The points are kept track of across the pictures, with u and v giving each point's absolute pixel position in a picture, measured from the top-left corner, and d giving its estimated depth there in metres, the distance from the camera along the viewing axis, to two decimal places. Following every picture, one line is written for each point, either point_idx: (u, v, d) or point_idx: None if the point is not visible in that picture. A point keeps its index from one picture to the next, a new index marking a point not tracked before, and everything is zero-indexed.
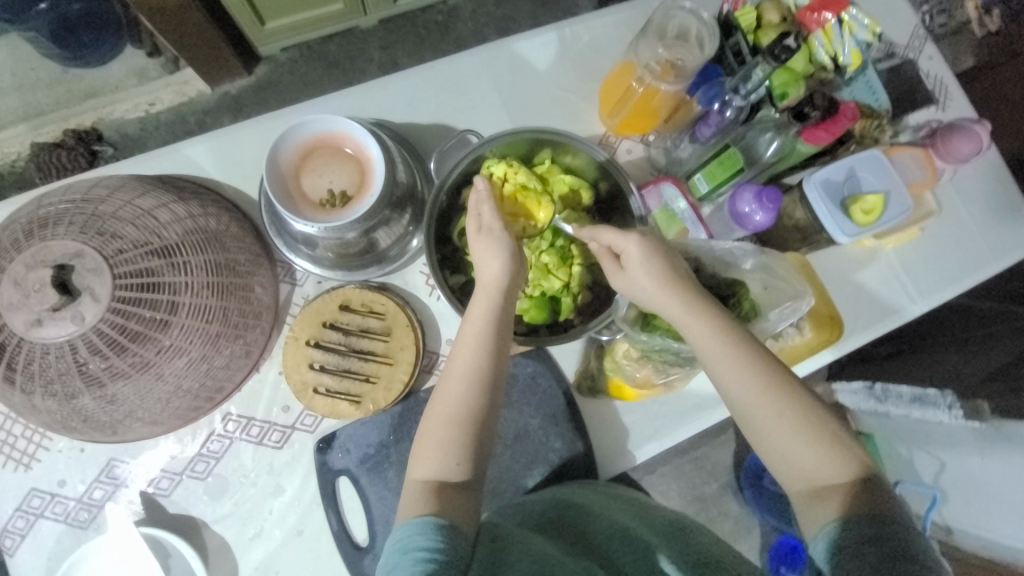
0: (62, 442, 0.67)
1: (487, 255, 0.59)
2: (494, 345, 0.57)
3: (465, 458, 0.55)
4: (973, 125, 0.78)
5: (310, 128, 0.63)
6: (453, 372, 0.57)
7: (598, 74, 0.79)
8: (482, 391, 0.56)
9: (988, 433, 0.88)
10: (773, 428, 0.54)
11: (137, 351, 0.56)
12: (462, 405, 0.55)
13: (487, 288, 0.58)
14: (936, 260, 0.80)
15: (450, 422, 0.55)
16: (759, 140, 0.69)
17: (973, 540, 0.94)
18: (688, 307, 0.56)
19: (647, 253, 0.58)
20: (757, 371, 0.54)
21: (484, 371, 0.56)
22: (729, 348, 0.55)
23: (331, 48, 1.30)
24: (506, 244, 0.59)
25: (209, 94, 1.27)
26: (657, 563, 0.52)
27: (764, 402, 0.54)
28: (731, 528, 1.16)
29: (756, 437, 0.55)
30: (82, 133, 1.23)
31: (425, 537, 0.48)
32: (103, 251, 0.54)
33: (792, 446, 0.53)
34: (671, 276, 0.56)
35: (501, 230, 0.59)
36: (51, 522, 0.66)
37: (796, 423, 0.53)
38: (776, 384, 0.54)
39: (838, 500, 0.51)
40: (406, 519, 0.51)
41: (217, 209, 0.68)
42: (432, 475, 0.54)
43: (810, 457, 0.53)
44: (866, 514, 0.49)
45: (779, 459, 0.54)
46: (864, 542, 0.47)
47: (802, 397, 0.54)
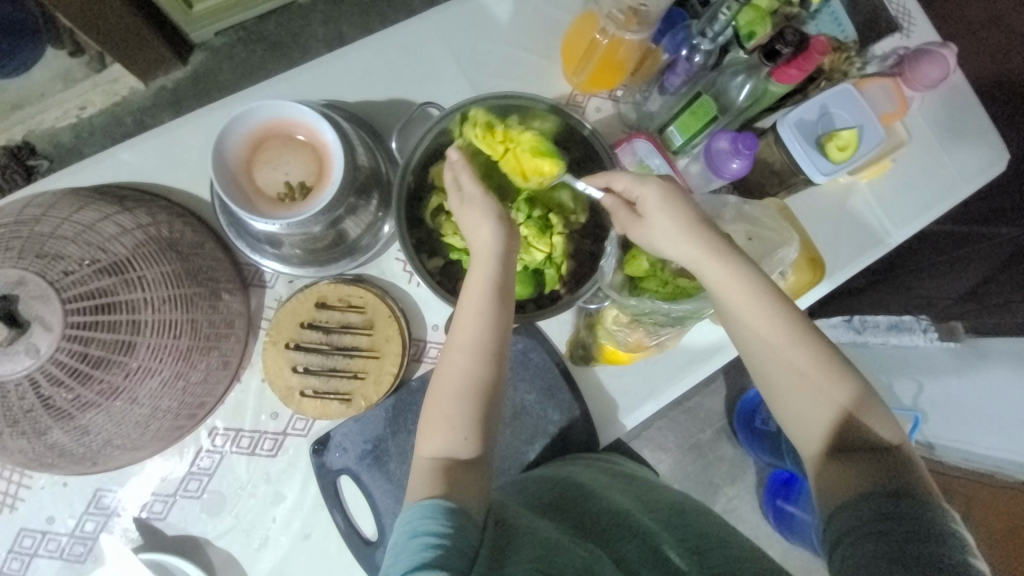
0: (43, 478, 0.63)
1: (476, 223, 0.57)
2: (495, 316, 0.55)
3: (473, 433, 0.54)
4: (939, 49, 0.76)
5: (256, 115, 0.58)
6: (456, 345, 0.56)
7: (557, 29, 0.75)
8: (487, 362, 0.55)
9: (961, 351, 0.97)
10: (792, 386, 0.54)
11: (103, 377, 0.52)
12: (468, 378, 0.54)
13: (485, 257, 0.56)
14: (909, 189, 0.81)
15: (455, 396, 0.54)
16: (731, 84, 0.67)
17: (951, 453, 1.01)
18: (714, 261, 0.54)
19: (660, 206, 0.55)
20: (778, 329, 0.54)
21: (487, 343, 0.55)
22: (750, 305, 0.54)
23: (270, 27, 1.21)
24: (492, 208, 0.57)
25: (144, 90, 1.17)
26: (661, 551, 0.50)
27: (781, 360, 0.54)
28: (729, 471, 1.20)
29: (773, 393, 0.55)
30: (11, 148, 1.13)
31: (434, 521, 0.46)
32: (47, 276, 0.50)
33: (807, 405, 0.54)
34: (693, 227, 0.55)
35: (485, 194, 0.57)
36: (45, 560, 0.63)
37: (814, 382, 0.53)
38: (798, 342, 0.54)
39: (850, 464, 0.51)
40: (414, 502, 0.50)
41: (168, 216, 0.63)
42: (440, 451, 0.53)
43: (824, 418, 0.53)
44: (880, 484, 0.49)
45: (799, 417, 0.54)
46: (881, 514, 0.47)
47: (826, 358, 0.54)
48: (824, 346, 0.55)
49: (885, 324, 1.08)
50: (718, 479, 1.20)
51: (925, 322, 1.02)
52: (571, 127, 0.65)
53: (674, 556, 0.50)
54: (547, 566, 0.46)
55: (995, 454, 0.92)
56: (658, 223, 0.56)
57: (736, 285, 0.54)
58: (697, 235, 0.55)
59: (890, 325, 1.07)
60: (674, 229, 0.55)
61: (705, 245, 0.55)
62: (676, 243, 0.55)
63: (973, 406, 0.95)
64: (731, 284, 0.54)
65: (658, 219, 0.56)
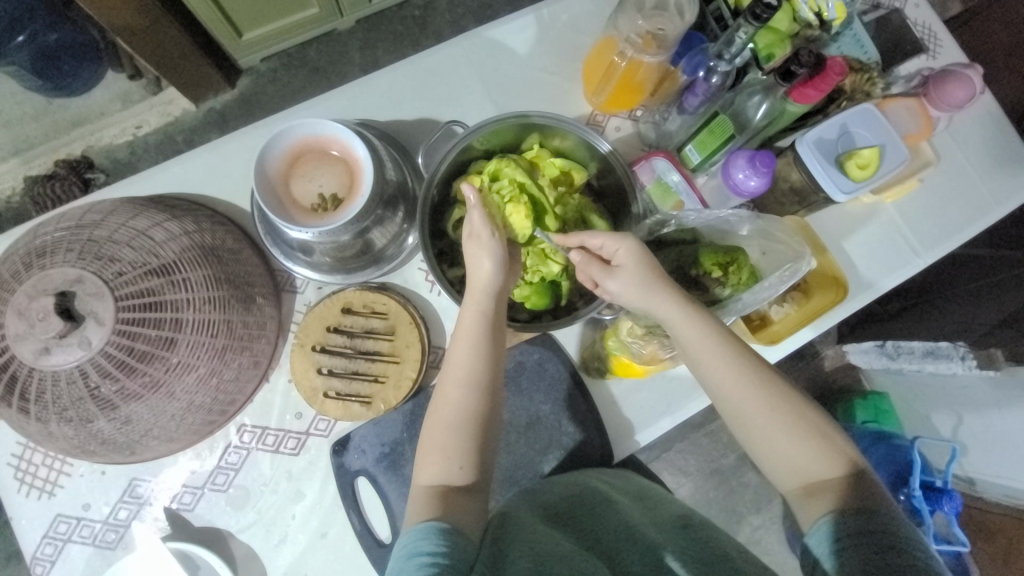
0: (83, 466, 0.68)
1: (476, 257, 0.59)
2: (489, 349, 0.57)
3: (468, 461, 0.54)
4: (965, 70, 0.75)
5: (295, 133, 0.63)
6: (450, 377, 0.57)
7: (579, 53, 0.78)
8: (485, 395, 0.56)
9: (1004, 381, 0.91)
10: (765, 427, 0.53)
11: (146, 370, 0.56)
12: (462, 410, 0.55)
13: (479, 291, 0.58)
14: (936, 211, 0.79)
15: (450, 427, 0.55)
16: (748, 104, 0.68)
17: (993, 489, 0.95)
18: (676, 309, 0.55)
19: (634, 254, 0.57)
20: (749, 372, 0.54)
21: (483, 373, 0.56)
22: (719, 349, 0.54)
23: (312, 53, 1.29)
24: (496, 247, 0.59)
25: (194, 111, 1.27)
26: (663, 561, 0.49)
27: (756, 402, 0.53)
28: (752, 498, 1.17)
29: (749, 436, 0.54)
30: (73, 162, 1.23)
31: (429, 541, 0.47)
32: (102, 275, 0.55)
33: (785, 444, 0.53)
34: (660, 279, 0.56)
35: (494, 234, 0.59)
36: (79, 545, 0.67)
37: (789, 421, 0.53)
38: (770, 383, 0.54)
39: (832, 497, 0.49)
40: (412, 525, 0.50)
41: (211, 224, 0.68)
42: (436, 479, 0.53)
43: (800, 455, 0.52)
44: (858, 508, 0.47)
45: (771, 454, 0.53)
46: (856, 532, 0.46)
47: (794, 397, 0.54)
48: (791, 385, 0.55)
49: (920, 350, 1.05)
50: (741, 507, 1.16)
51: (962, 349, 0.97)
52: (588, 143, 0.66)
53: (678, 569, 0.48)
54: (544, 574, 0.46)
55: None
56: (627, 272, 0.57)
57: (703, 334, 0.54)
58: (663, 282, 0.56)
59: (926, 351, 1.04)
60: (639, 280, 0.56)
61: (670, 293, 0.55)
62: (639, 293, 0.56)
63: (1014, 438, 0.88)
64: (697, 332, 0.54)
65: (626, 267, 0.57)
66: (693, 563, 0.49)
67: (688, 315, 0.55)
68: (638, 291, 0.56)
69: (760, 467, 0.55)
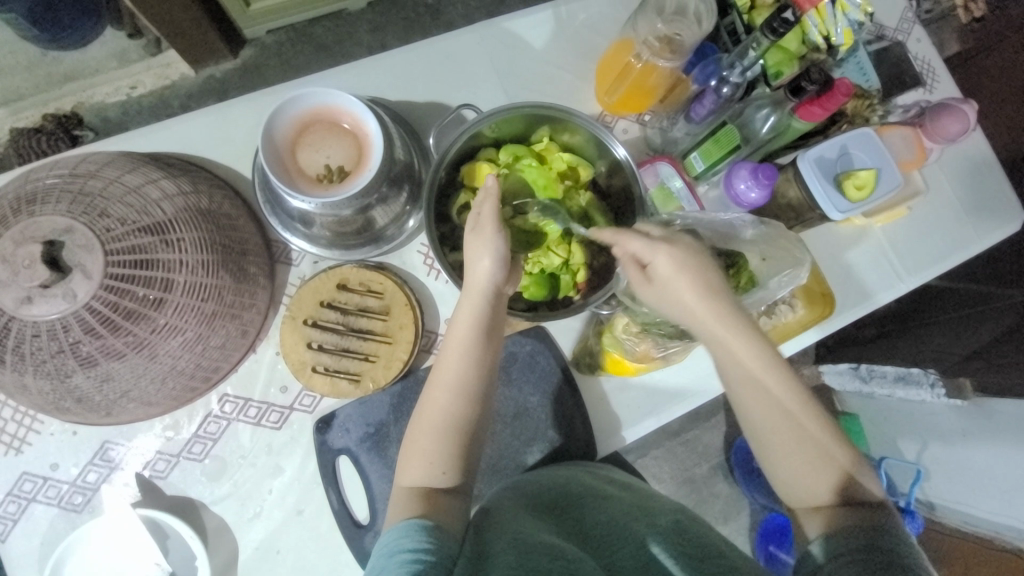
0: (54, 425, 0.65)
1: (477, 253, 0.55)
2: (481, 355, 0.55)
3: (452, 466, 0.53)
4: (960, 104, 0.78)
5: (307, 100, 0.62)
6: (439, 382, 0.55)
7: (594, 53, 0.79)
8: (471, 401, 0.54)
9: (969, 410, 0.94)
10: (782, 446, 0.54)
11: (130, 329, 0.55)
12: (449, 418, 0.54)
13: (476, 293, 0.55)
14: (924, 239, 0.82)
15: (435, 433, 0.53)
16: (755, 117, 0.69)
17: (952, 514, 0.98)
18: (720, 318, 0.53)
19: (680, 261, 0.53)
20: (781, 393, 0.54)
21: (473, 382, 0.54)
22: (754, 371, 0.53)
23: (320, 31, 1.27)
24: (500, 247, 0.55)
25: (193, 77, 1.23)
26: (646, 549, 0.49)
27: (777, 423, 0.54)
28: (722, 508, 1.19)
29: (768, 454, 0.55)
30: (62, 118, 1.19)
31: (412, 539, 0.46)
32: (93, 228, 0.53)
33: (800, 464, 0.53)
34: (711, 286, 0.53)
35: (500, 230, 0.55)
36: (43, 506, 0.64)
37: (810, 442, 0.53)
38: (801, 407, 0.54)
39: (840, 516, 0.51)
40: (393, 525, 0.49)
41: (208, 187, 0.66)
42: (420, 480, 0.53)
43: (816, 477, 0.53)
44: (867, 526, 0.49)
45: (784, 471, 0.54)
46: (858, 550, 0.47)
47: (820, 421, 0.54)
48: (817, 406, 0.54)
49: (892, 375, 1.07)
50: (711, 516, 1.18)
51: (933, 376, 1.00)
52: (598, 140, 0.67)
53: (671, 564, 0.47)
54: (526, 564, 0.45)
55: (996, 520, 0.89)
56: (669, 284, 0.53)
57: (745, 351, 0.53)
58: (711, 291, 0.53)
59: (897, 377, 1.06)
60: (686, 292, 0.53)
61: (716, 307, 0.53)
62: (687, 307, 0.53)
63: (978, 468, 0.91)
64: (738, 350, 0.53)
65: (667, 279, 0.53)
66: (686, 562, 0.47)
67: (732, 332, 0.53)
68: (683, 302, 0.53)
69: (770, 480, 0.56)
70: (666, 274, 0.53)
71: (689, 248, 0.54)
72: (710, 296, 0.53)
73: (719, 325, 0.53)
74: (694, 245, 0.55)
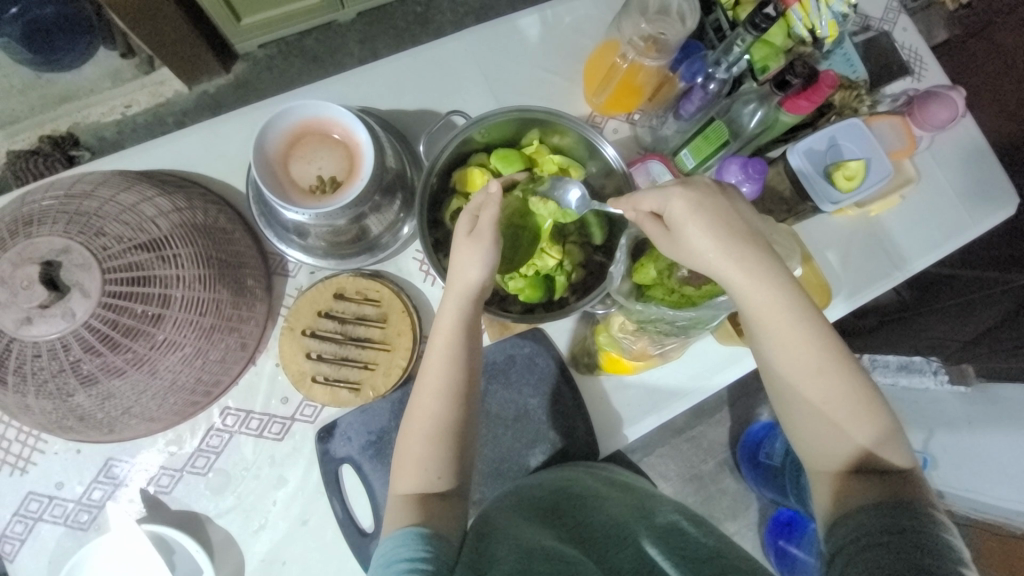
0: (58, 444, 0.66)
1: (463, 261, 0.55)
2: (467, 356, 0.56)
3: (446, 471, 0.54)
4: (948, 92, 0.79)
5: (297, 113, 0.62)
6: (426, 387, 0.55)
7: (581, 55, 0.80)
8: (459, 403, 0.55)
9: (973, 396, 0.98)
10: (804, 405, 0.53)
11: (130, 346, 0.55)
12: (438, 423, 0.54)
13: (458, 294, 0.56)
14: (918, 226, 0.82)
15: (425, 439, 0.54)
16: (743, 112, 0.70)
17: (962, 502, 0.96)
18: (746, 275, 0.53)
19: (694, 210, 0.53)
20: (809, 350, 0.53)
21: (460, 385, 0.55)
22: (782, 325, 0.53)
23: (310, 43, 1.28)
24: (488, 255, 0.55)
25: (187, 94, 1.24)
26: (643, 550, 0.49)
27: (802, 380, 0.53)
28: (730, 504, 1.18)
29: (790, 413, 0.55)
30: (58, 139, 1.20)
31: (409, 548, 0.47)
32: (90, 247, 0.54)
33: (824, 430, 0.53)
34: (734, 244, 0.53)
35: (495, 240, 0.55)
36: (50, 525, 0.65)
37: (837, 408, 0.53)
38: (829, 368, 0.53)
39: (864, 487, 0.50)
40: (390, 533, 0.50)
41: (203, 202, 0.67)
42: (415, 488, 0.53)
43: (835, 441, 0.53)
44: (887, 502, 0.48)
45: (806, 435, 0.54)
46: (882, 530, 0.46)
47: (849, 382, 0.53)
48: (851, 372, 0.53)
49: (895, 364, 1.12)
50: (718, 512, 1.18)
51: (935, 364, 1.05)
52: (587, 141, 0.68)
53: (666, 566, 0.47)
54: (525, 568, 0.45)
55: (1005, 504, 0.88)
56: (688, 237, 0.54)
57: (774, 306, 0.53)
58: (733, 247, 0.53)
59: (900, 366, 1.11)
60: (705, 246, 0.53)
61: (737, 259, 0.53)
62: (709, 259, 0.53)
63: (989, 455, 0.91)
64: (766, 301, 0.53)
65: (688, 230, 0.54)
66: (684, 561, 0.47)
67: (757, 282, 0.53)
68: (703, 256, 0.53)
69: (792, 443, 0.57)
70: (679, 224, 0.54)
71: (712, 204, 0.54)
72: (732, 254, 0.53)
73: (744, 277, 0.53)
74: (712, 186, 0.55)
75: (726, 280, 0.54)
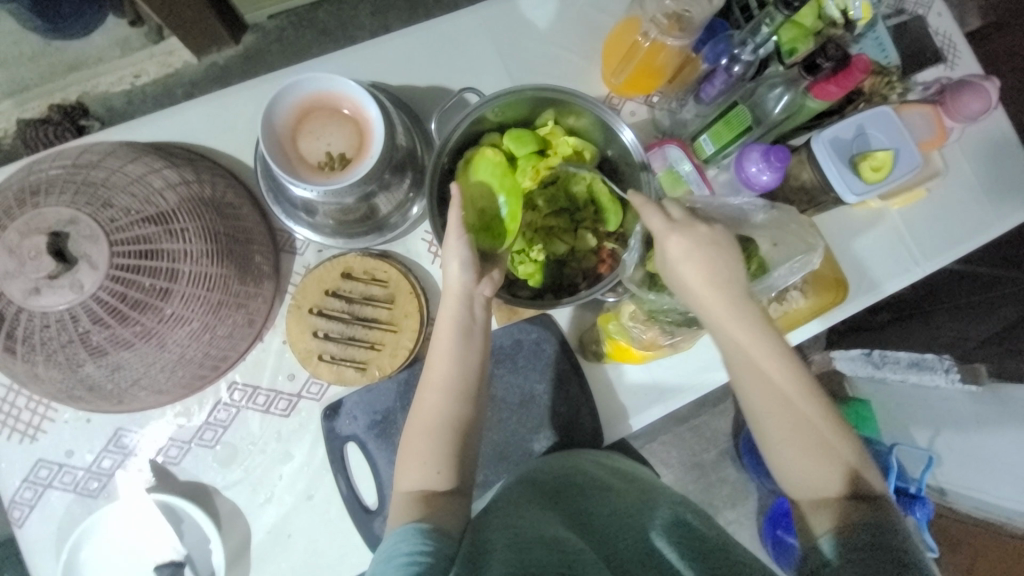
0: (68, 413, 0.67)
1: (450, 260, 0.57)
2: (464, 353, 0.55)
3: (446, 466, 0.53)
4: (982, 81, 0.75)
5: (306, 87, 0.61)
6: (427, 385, 0.55)
7: (600, 32, 0.77)
8: (461, 399, 0.55)
9: (983, 397, 0.92)
10: (791, 437, 0.53)
11: (138, 319, 0.55)
12: (439, 417, 0.54)
13: (453, 297, 0.56)
14: (941, 221, 0.79)
15: (427, 434, 0.54)
16: (768, 96, 0.67)
17: (963, 500, 0.97)
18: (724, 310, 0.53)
19: (688, 250, 0.53)
20: (784, 382, 0.53)
21: (461, 383, 0.55)
22: (766, 361, 0.53)
23: (321, 15, 1.25)
24: (466, 251, 0.56)
25: (196, 65, 1.22)
26: (651, 541, 0.49)
27: (782, 414, 0.53)
28: (731, 494, 1.19)
29: (769, 443, 0.54)
30: (68, 108, 1.18)
31: (408, 542, 0.46)
32: (97, 219, 0.53)
33: (806, 457, 0.52)
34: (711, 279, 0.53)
35: (462, 234, 0.56)
36: (60, 492, 0.66)
37: (812, 436, 0.53)
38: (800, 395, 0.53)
39: (847, 511, 0.50)
40: (394, 529, 0.49)
41: (211, 176, 0.66)
42: (416, 484, 0.53)
43: (820, 468, 0.52)
44: (874, 521, 0.49)
45: (785, 466, 0.54)
46: (867, 545, 0.47)
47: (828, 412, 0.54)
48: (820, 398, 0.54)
49: (906, 361, 1.04)
50: (719, 501, 1.18)
51: (948, 362, 0.97)
52: (604, 123, 0.65)
53: (671, 556, 0.47)
54: (526, 556, 0.44)
55: (1004, 504, 0.88)
56: (678, 268, 0.54)
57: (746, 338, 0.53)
58: (713, 279, 0.53)
59: (911, 362, 1.04)
60: (693, 278, 0.53)
61: (714, 293, 0.53)
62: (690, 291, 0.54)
63: (990, 454, 0.89)
64: (741, 341, 0.53)
65: (678, 264, 0.54)
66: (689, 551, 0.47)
67: (740, 319, 0.53)
68: (688, 285, 0.54)
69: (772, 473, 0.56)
70: (673, 259, 0.54)
71: (702, 236, 0.54)
72: (712, 287, 0.53)
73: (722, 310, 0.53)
74: (714, 233, 0.54)
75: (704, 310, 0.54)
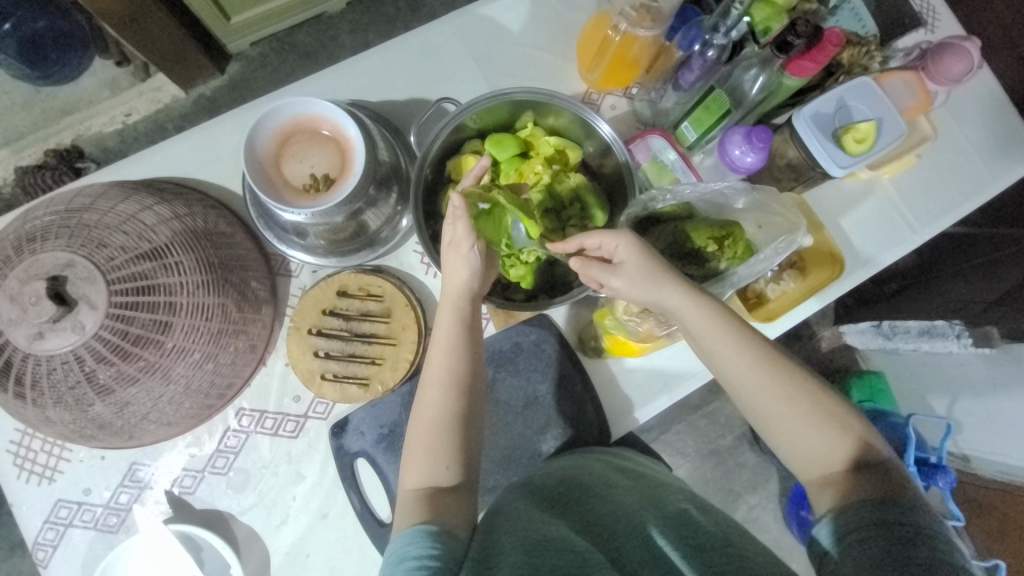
0: (82, 452, 0.68)
1: (450, 263, 0.58)
2: (467, 351, 0.57)
3: (455, 461, 0.54)
4: (962, 42, 0.74)
5: (285, 112, 0.62)
6: (429, 378, 0.56)
7: (573, 30, 0.77)
8: (461, 395, 0.55)
9: (998, 358, 0.90)
10: (785, 418, 0.53)
11: (141, 355, 0.56)
12: (443, 411, 0.55)
13: (454, 295, 0.58)
14: (934, 187, 0.79)
15: (432, 429, 0.54)
16: (745, 77, 0.67)
17: (987, 466, 0.95)
18: (688, 302, 0.55)
19: (638, 254, 0.55)
20: (765, 364, 0.54)
21: (462, 376, 0.56)
22: (739, 347, 0.54)
23: (302, 37, 1.27)
24: (473, 253, 0.57)
25: (184, 98, 1.24)
26: (647, 533, 0.49)
27: (770, 393, 0.53)
28: (750, 477, 1.18)
29: (765, 425, 0.54)
30: (63, 152, 1.20)
31: (418, 545, 0.46)
32: (93, 259, 0.54)
33: (804, 433, 0.53)
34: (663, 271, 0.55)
35: (473, 243, 0.57)
36: (81, 530, 0.67)
37: (806, 411, 0.53)
38: (785, 374, 0.54)
39: (855, 485, 0.49)
40: (400, 530, 0.49)
41: (202, 208, 0.67)
42: (423, 482, 0.53)
43: (820, 442, 0.52)
44: (874, 497, 0.47)
45: (786, 446, 0.54)
46: (875, 523, 0.45)
47: (814, 385, 0.54)
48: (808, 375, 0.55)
49: (915, 330, 1.01)
50: (738, 486, 1.18)
51: (958, 326, 0.94)
52: (584, 120, 0.66)
53: (676, 559, 0.46)
54: (535, 558, 0.44)
55: None
56: (633, 270, 0.55)
57: (714, 326, 0.55)
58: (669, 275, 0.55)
59: (921, 331, 1.00)
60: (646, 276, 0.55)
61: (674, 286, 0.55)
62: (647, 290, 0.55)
63: (1008, 416, 0.88)
64: (713, 327, 0.55)
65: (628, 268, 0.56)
66: (694, 542, 0.47)
67: (700, 312, 0.55)
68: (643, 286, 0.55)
69: (778, 456, 0.55)
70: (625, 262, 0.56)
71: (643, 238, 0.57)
72: (669, 280, 0.55)
73: (688, 304, 0.55)
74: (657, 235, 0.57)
75: (664, 304, 0.56)
